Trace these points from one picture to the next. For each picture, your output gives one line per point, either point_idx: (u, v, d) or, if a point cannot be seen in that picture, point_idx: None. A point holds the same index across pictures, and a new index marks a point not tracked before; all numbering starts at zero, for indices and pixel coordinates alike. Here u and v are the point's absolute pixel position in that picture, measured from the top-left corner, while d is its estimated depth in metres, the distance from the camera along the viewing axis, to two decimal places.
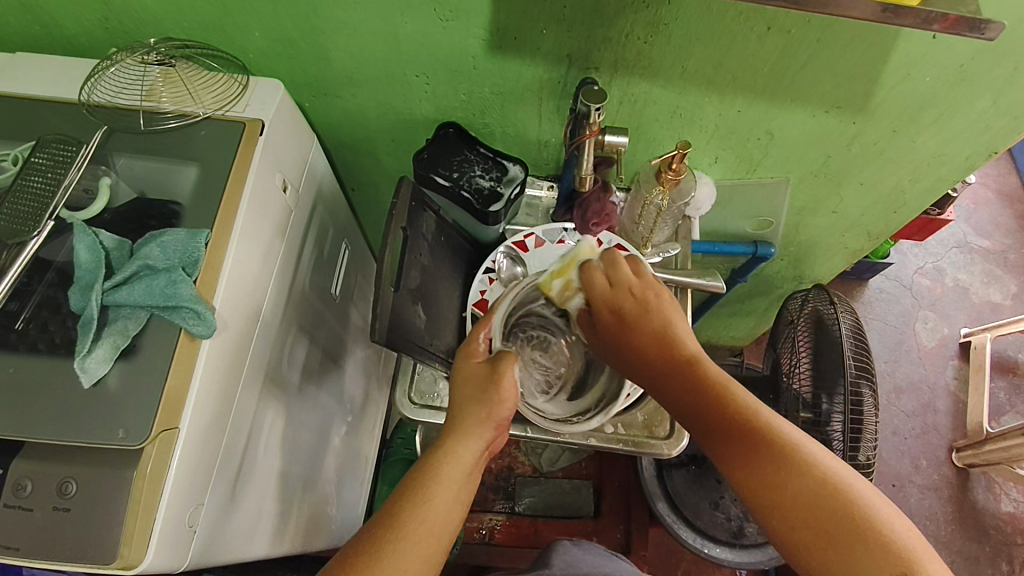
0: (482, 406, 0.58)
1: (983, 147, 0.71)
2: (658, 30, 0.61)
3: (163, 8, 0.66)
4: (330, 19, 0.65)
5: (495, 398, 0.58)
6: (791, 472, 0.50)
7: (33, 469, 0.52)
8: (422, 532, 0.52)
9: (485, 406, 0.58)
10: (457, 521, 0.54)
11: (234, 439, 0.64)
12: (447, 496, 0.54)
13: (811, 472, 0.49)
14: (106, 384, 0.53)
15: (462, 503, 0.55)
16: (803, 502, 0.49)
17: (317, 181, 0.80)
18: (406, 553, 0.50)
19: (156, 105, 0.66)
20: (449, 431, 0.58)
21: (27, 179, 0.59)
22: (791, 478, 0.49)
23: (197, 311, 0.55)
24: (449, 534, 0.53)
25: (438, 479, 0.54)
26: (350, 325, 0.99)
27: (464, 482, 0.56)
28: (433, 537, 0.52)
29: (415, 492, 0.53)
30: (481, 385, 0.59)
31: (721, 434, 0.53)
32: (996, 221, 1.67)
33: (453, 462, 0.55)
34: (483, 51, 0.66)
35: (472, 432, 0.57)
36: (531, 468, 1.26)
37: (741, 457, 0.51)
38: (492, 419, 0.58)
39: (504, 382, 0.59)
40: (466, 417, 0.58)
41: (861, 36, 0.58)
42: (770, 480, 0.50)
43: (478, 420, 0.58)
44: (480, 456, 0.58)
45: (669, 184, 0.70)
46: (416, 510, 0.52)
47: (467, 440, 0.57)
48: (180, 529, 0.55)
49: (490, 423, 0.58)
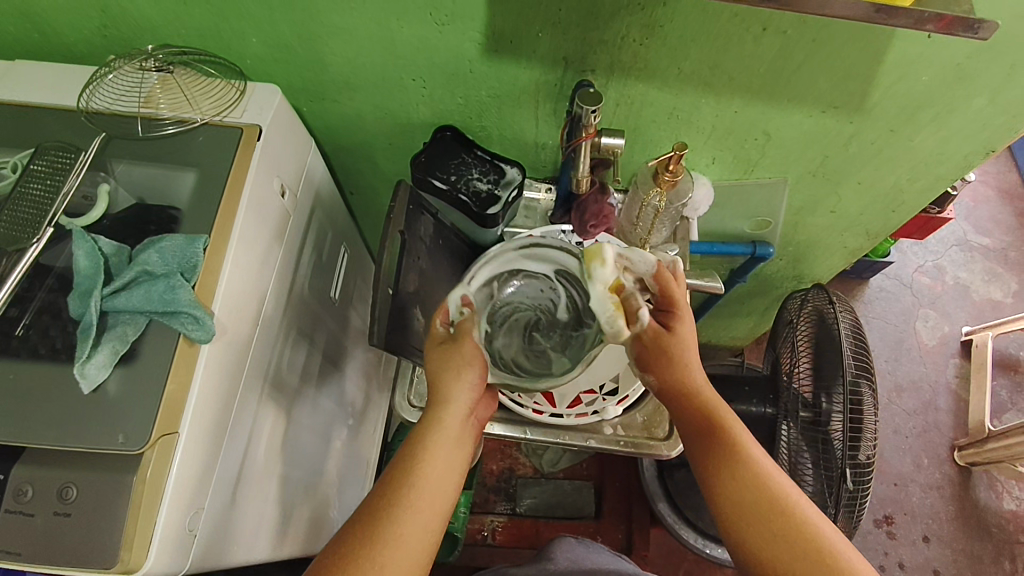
0: (452, 370, 0.59)
1: (980, 145, 0.71)
2: (654, 33, 0.61)
3: (161, 14, 0.66)
4: (326, 25, 0.65)
5: (461, 361, 0.60)
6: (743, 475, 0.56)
7: (33, 475, 0.52)
8: (411, 499, 0.53)
9: (457, 371, 0.60)
10: (450, 496, 0.56)
11: (234, 443, 0.64)
12: (437, 463, 0.56)
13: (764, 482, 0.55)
14: (106, 390, 0.53)
15: (452, 471, 0.57)
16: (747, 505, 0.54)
17: (315, 186, 0.81)
18: (400, 521, 0.52)
19: (154, 111, 0.66)
20: (428, 413, 0.59)
21: (28, 186, 0.59)
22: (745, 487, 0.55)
23: (195, 316, 0.55)
24: (440, 501, 0.55)
25: (426, 449, 0.56)
26: (350, 327, 0.99)
27: (452, 456, 0.57)
28: (425, 505, 0.54)
29: (407, 472, 0.55)
30: (444, 357, 0.60)
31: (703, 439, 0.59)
32: (996, 218, 1.66)
33: (436, 439, 0.57)
34: (479, 54, 0.66)
35: (449, 401, 0.59)
36: (531, 468, 1.28)
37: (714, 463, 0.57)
38: (467, 383, 0.60)
39: (465, 349, 0.60)
40: (446, 384, 0.59)
41: (855, 37, 0.59)
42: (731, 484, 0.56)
43: (453, 382, 0.59)
44: (463, 424, 0.59)
45: (666, 185, 0.70)
46: (407, 478, 0.54)
47: (448, 406, 0.59)
48: (181, 532, 0.56)
49: (465, 384, 0.59)
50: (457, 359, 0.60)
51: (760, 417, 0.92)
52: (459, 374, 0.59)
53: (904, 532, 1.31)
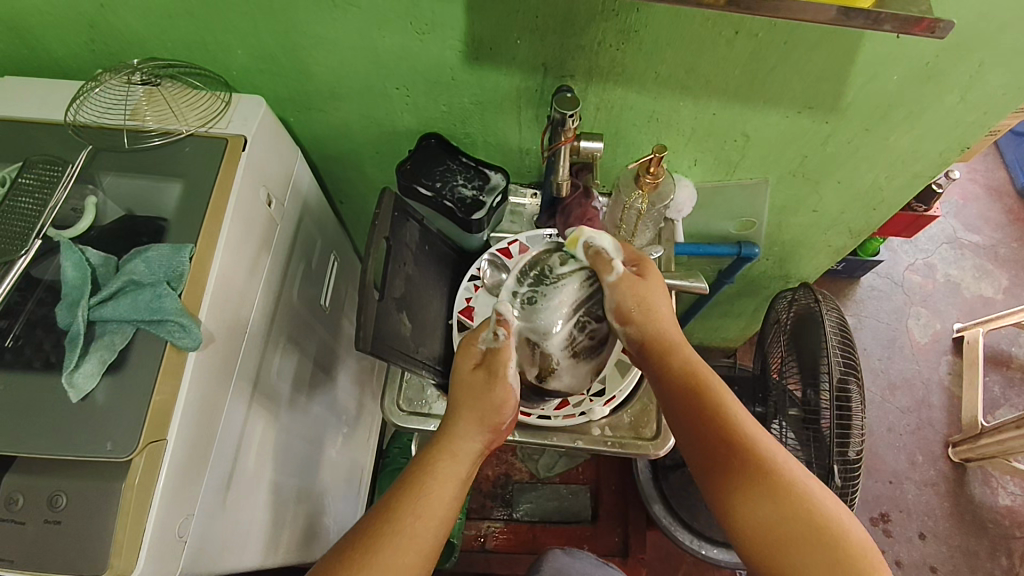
0: (480, 410, 0.61)
1: (956, 142, 0.72)
2: (630, 37, 0.62)
3: (146, 27, 0.67)
4: (308, 35, 0.66)
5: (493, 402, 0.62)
6: (767, 494, 0.53)
7: (24, 484, 0.53)
8: (418, 526, 0.54)
9: (483, 410, 0.62)
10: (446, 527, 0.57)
11: (223, 450, 0.65)
12: (443, 490, 0.57)
13: (780, 481, 0.53)
14: (95, 399, 0.54)
15: (453, 504, 0.58)
16: (776, 518, 0.52)
17: (302, 195, 0.82)
18: (403, 547, 0.53)
19: (140, 123, 0.67)
20: (439, 443, 0.60)
21: (17, 199, 0.60)
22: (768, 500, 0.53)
23: (181, 323, 0.56)
24: (440, 535, 0.56)
25: (433, 479, 0.57)
26: (341, 335, 1.00)
27: (457, 485, 0.58)
28: (429, 532, 0.55)
29: (411, 505, 0.55)
30: (478, 393, 0.62)
31: (712, 459, 0.56)
32: (986, 216, 1.67)
33: (444, 472, 0.58)
34: (460, 61, 0.68)
35: (456, 439, 0.61)
36: (528, 473, 1.27)
37: (746, 481, 0.54)
38: (486, 426, 0.61)
39: (502, 381, 0.62)
40: (461, 424, 0.61)
41: (824, 39, 0.60)
42: (753, 507, 0.53)
43: (473, 423, 0.61)
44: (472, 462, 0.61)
45: (648, 188, 0.71)
46: (413, 508, 0.55)
47: (461, 440, 0.61)
48: (170, 538, 0.56)
49: (484, 428, 0.61)
50: (471, 416, 0.61)
51: (748, 416, 0.94)
52: (501, 407, 0.62)
53: (899, 530, 1.31)
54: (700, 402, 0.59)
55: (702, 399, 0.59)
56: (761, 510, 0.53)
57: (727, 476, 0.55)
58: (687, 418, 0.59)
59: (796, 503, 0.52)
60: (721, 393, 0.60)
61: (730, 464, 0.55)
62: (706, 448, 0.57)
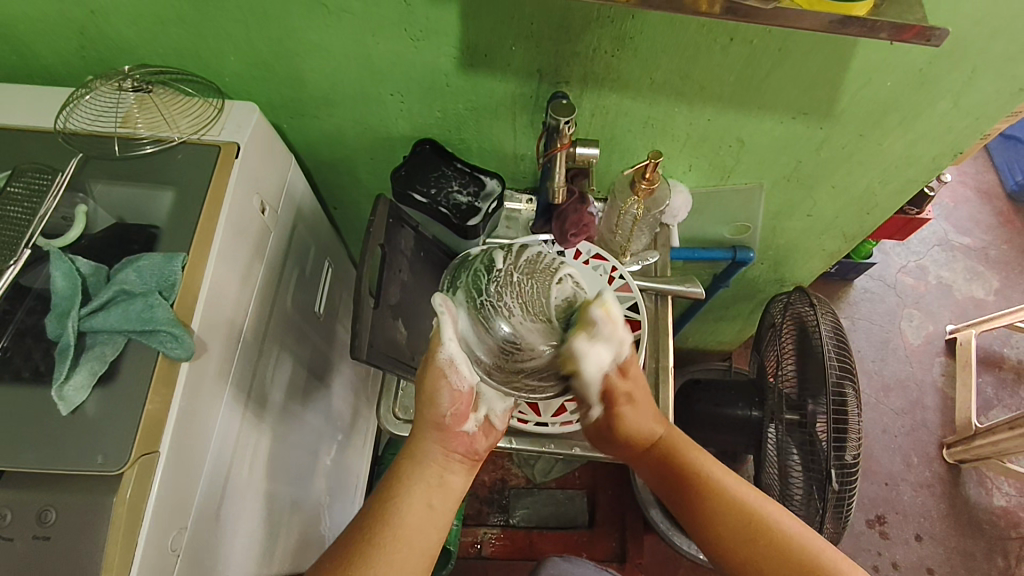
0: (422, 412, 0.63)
1: (949, 147, 0.72)
2: (625, 44, 0.62)
3: (138, 34, 0.66)
4: (301, 42, 0.66)
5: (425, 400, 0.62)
6: (732, 516, 0.59)
7: (10, 498, 0.51)
8: (396, 542, 0.56)
9: (426, 416, 0.63)
10: (433, 541, 0.58)
11: (219, 460, 0.64)
12: (415, 506, 0.59)
13: (741, 510, 0.59)
14: (85, 411, 0.53)
15: (434, 516, 0.59)
16: (737, 537, 0.58)
17: (296, 202, 0.81)
18: (381, 563, 0.54)
19: (132, 131, 0.67)
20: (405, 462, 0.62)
21: (5, 208, 0.59)
22: (735, 524, 0.58)
23: (174, 334, 0.55)
24: (426, 548, 0.57)
25: (403, 497, 0.59)
26: (336, 342, 0.99)
27: (428, 491, 0.61)
28: (408, 550, 0.56)
29: (380, 526, 0.57)
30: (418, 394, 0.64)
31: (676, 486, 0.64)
32: (976, 218, 1.68)
33: (409, 495, 0.60)
34: (454, 68, 0.67)
35: (416, 457, 0.62)
36: (523, 479, 1.27)
37: (715, 521, 0.59)
38: (432, 429, 0.63)
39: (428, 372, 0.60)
40: (420, 441, 0.63)
41: (820, 45, 0.60)
42: (725, 534, 0.58)
43: (427, 434, 0.63)
44: (442, 461, 0.63)
45: (643, 193, 0.71)
46: (388, 526, 0.57)
47: (423, 457, 0.62)
48: (163, 552, 0.55)
49: (433, 432, 0.63)
50: (422, 421, 0.63)
51: (746, 421, 0.93)
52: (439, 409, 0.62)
53: (896, 532, 1.31)
54: (665, 450, 0.66)
55: (665, 449, 0.66)
56: (728, 536, 0.58)
57: (693, 512, 0.61)
58: (660, 463, 0.66)
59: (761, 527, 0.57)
60: (677, 436, 0.67)
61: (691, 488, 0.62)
62: (674, 479, 0.64)
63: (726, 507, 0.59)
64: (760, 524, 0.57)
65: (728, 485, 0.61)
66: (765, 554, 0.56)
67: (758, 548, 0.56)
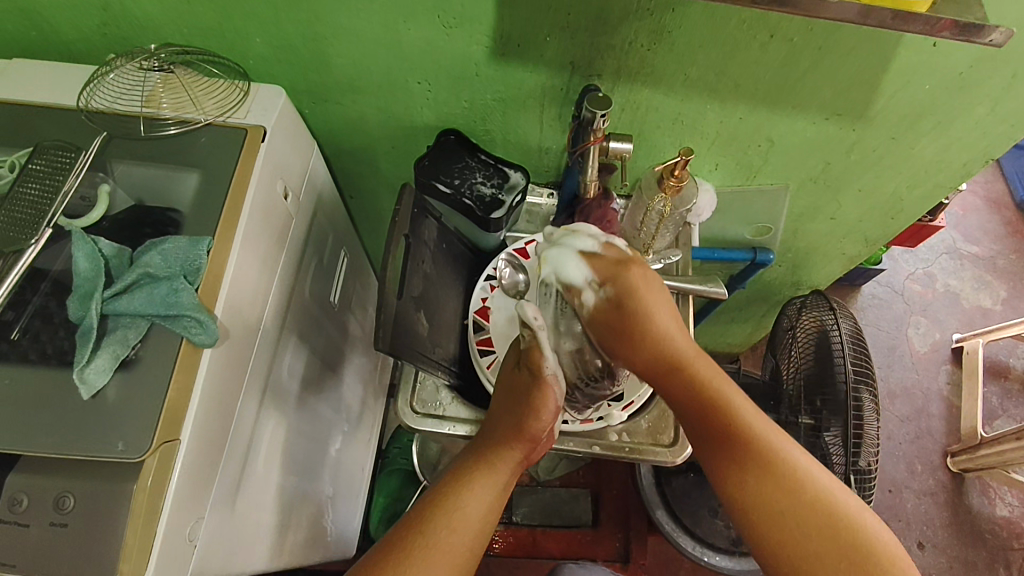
0: (514, 416, 0.61)
1: (980, 153, 0.72)
2: (662, 38, 0.61)
3: (162, 12, 0.65)
4: (331, 26, 0.65)
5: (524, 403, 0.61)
6: (772, 485, 0.55)
7: (30, 483, 0.50)
8: (454, 538, 0.54)
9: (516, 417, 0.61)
10: (482, 541, 0.56)
11: (235, 448, 0.63)
12: (481, 503, 0.57)
13: (784, 474, 0.55)
14: (105, 396, 0.52)
15: (492, 517, 0.58)
16: (770, 499, 0.54)
17: (317, 189, 0.80)
18: (437, 559, 0.53)
19: (156, 111, 0.65)
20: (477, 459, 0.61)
21: (25, 186, 0.58)
22: (779, 493, 0.54)
23: (199, 319, 0.54)
24: (477, 544, 0.56)
25: (469, 492, 0.58)
26: (348, 334, 0.98)
27: (495, 491, 0.59)
28: (463, 543, 0.55)
29: (441, 520, 0.55)
30: (513, 394, 0.62)
31: (705, 430, 0.59)
32: (985, 227, 1.68)
33: (476, 491, 0.58)
34: (485, 58, 0.66)
35: (496, 455, 0.60)
36: (527, 476, 1.22)
37: (749, 482, 0.55)
38: (521, 438, 0.61)
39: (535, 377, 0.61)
40: (503, 441, 0.61)
41: (861, 44, 0.59)
42: (757, 496, 0.55)
43: (510, 430, 0.61)
44: (514, 469, 0.61)
45: (671, 191, 0.70)
46: (448, 521, 0.55)
47: (501, 457, 0.60)
48: (180, 542, 0.54)
49: (518, 436, 0.61)
50: (507, 421, 0.61)
51: None
52: (536, 416, 0.60)
53: (899, 538, 1.31)
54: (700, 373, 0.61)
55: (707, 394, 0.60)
56: (762, 500, 0.55)
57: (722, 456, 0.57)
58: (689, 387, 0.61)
59: (816, 507, 0.53)
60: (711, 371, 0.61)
61: (724, 437, 0.57)
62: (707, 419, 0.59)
63: (769, 470, 0.55)
64: (814, 504, 0.53)
65: (776, 448, 0.56)
66: (808, 532, 0.53)
67: (799, 524, 0.53)
